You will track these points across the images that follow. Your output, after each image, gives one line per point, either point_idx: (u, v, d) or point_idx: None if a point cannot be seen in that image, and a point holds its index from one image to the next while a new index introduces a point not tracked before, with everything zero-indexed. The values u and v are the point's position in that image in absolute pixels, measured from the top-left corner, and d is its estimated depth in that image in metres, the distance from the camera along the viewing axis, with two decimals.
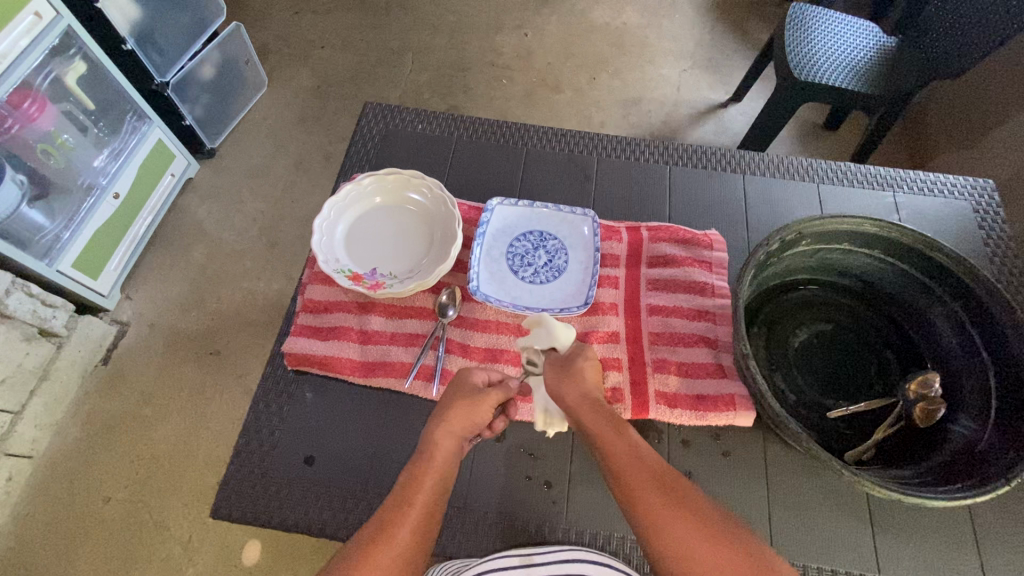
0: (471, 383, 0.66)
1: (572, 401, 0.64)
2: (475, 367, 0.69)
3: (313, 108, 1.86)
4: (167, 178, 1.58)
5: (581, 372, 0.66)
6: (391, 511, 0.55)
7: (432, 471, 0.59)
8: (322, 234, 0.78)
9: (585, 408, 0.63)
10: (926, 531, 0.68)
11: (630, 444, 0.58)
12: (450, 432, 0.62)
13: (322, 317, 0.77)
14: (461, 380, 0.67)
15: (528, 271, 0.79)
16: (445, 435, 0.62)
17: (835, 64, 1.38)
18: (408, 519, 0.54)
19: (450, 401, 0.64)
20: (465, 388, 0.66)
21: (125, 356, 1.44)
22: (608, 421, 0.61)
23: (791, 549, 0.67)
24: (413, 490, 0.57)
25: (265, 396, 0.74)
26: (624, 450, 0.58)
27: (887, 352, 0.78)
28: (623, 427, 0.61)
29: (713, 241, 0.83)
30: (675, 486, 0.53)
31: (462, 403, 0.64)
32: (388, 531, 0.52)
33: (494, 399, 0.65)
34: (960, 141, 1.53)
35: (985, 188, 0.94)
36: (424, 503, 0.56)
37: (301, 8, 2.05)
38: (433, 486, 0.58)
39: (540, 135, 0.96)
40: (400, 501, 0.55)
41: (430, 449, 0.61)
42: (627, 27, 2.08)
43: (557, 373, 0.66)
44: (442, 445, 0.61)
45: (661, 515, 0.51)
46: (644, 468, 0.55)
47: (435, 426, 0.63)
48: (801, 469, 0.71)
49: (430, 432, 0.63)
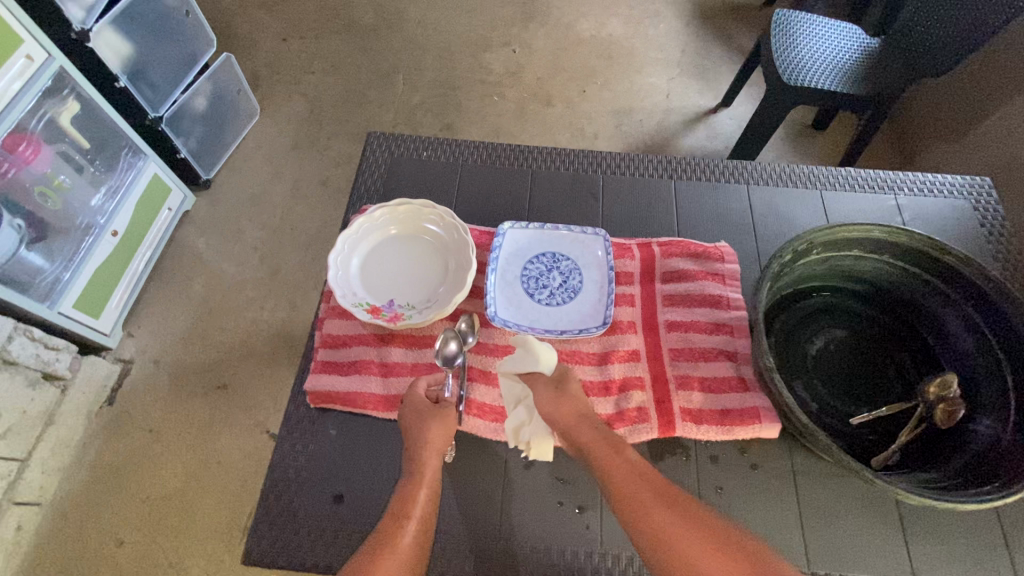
0: (427, 401, 0.69)
1: (566, 421, 0.66)
2: (415, 381, 0.70)
3: (307, 133, 1.87)
4: (164, 213, 1.59)
5: (574, 392, 0.68)
6: (388, 530, 0.57)
7: (424, 487, 0.62)
8: (338, 269, 0.77)
9: (583, 428, 0.65)
10: (955, 532, 0.68)
11: (627, 468, 0.60)
12: (434, 452, 0.65)
13: (341, 352, 0.76)
14: (421, 398, 0.69)
15: (544, 293, 0.79)
16: (429, 454, 0.65)
17: (820, 68, 1.42)
18: (409, 527, 0.58)
19: (425, 421, 0.67)
20: (430, 409, 0.68)
21: (131, 394, 1.43)
22: (603, 442, 0.64)
23: (827, 561, 0.67)
24: (407, 505, 0.60)
25: (288, 435, 0.72)
26: (624, 469, 0.60)
27: (904, 356, 0.79)
28: (618, 448, 0.63)
29: (724, 253, 0.83)
30: (672, 501, 0.56)
31: (438, 425, 0.67)
32: (387, 542, 0.56)
33: (448, 415, 0.68)
34: (948, 135, 1.57)
35: (982, 186, 0.96)
36: (422, 515, 0.60)
37: (288, 34, 2.06)
38: (426, 498, 0.61)
39: (544, 156, 0.97)
40: (399, 514, 0.59)
41: (417, 467, 0.64)
42: (613, 38, 2.11)
43: (551, 393, 0.68)
44: (430, 461, 0.64)
45: (640, 509, 0.56)
46: (639, 480, 0.58)
47: (416, 449, 0.65)
48: (829, 476, 0.71)
49: (416, 457, 0.65)
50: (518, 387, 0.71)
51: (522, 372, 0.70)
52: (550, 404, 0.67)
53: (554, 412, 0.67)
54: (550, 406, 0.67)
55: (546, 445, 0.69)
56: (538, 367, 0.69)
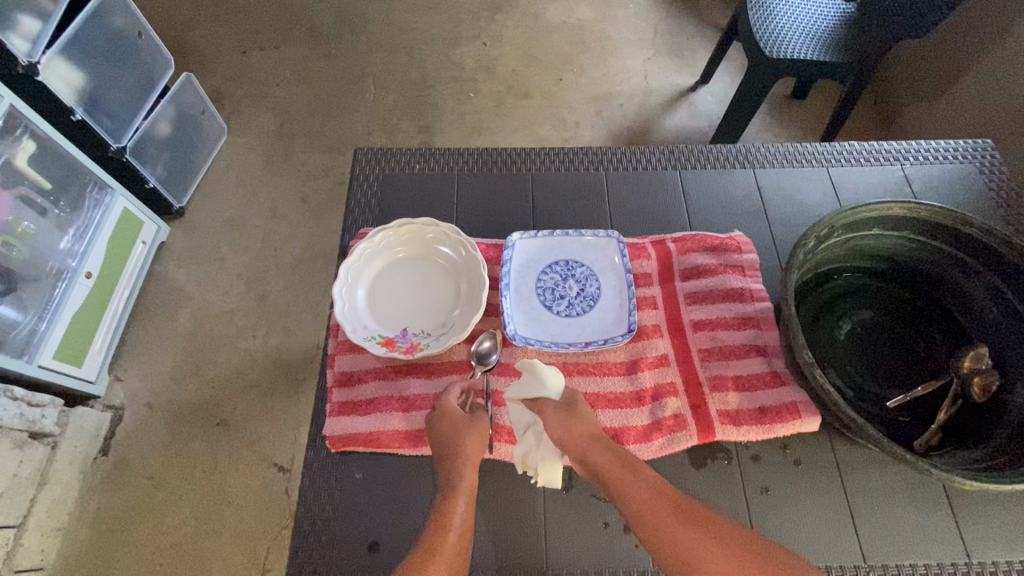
0: (456, 411, 0.66)
1: (582, 446, 0.62)
2: (449, 386, 0.68)
3: (280, 149, 1.79)
4: (139, 247, 1.51)
5: (585, 414, 0.65)
6: (424, 543, 0.52)
7: (462, 495, 0.58)
8: (344, 301, 0.73)
9: (599, 451, 0.61)
10: (1003, 507, 0.67)
11: (648, 482, 0.56)
12: (470, 463, 0.61)
13: (357, 389, 0.71)
14: (448, 409, 0.66)
15: (562, 304, 0.76)
16: (467, 466, 0.60)
17: (799, 37, 1.40)
18: (451, 534, 0.53)
19: (460, 433, 0.63)
20: (459, 420, 0.65)
21: (126, 441, 1.36)
22: (619, 460, 0.60)
23: (882, 552, 0.65)
24: (448, 512, 0.55)
25: (310, 484, 0.68)
26: (642, 485, 0.56)
27: (932, 332, 0.77)
28: (636, 467, 0.59)
29: (740, 243, 0.81)
30: (694, 509, 0.52)
31: (473, 435, 0.64)
32: (431, 549, 0.51)
33: (483, 426, 0.66)
34: (929, 95, 1.57)
35: (985, 148, 0.95)
36: (463, 525, 0.55)
37: (247, 46, 1.97)
38: (464, 510, 0.56)
39: (541, 158, 0.93)
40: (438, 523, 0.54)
41: (454, 481, 0.59)
42: (584, 22, 2.06)
43: (563, 419, 0.64)
44: (467, 476, 0.60)
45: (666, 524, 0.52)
46: (663, 496, 0.54)
47: (451, 460, 0.61)
48: (872, 464, 0.69)
49: (452, 470, 0.60)
50: (526, 415, 0.68)
51: (529, 398, 0.68)
52: (560, 426, 0.64)
53: (569, 436, 0.63)
54: (564, 432, 0.63)
55: (554, 473, 0.66)
56: (545, 390, 0.67)
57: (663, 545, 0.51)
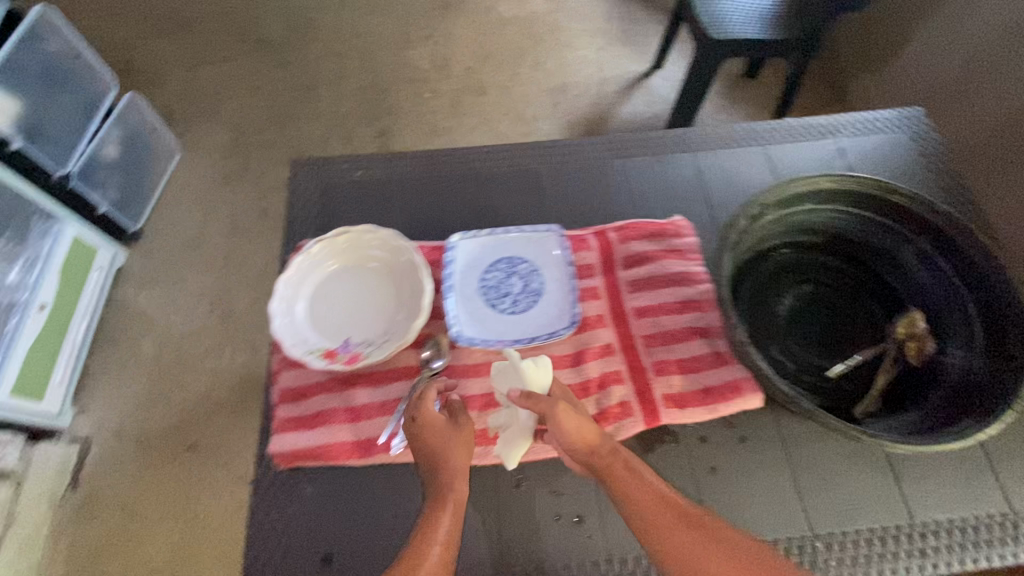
0: (440, 421, 0.62)
1: (583, 449, 0.58)
2: (429, 394, 0.64)
3: (236, 164, 1.76)
4: (94, 274, 1.48)
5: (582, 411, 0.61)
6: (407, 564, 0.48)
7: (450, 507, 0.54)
8: (284, 317, 0.72)
9: (599, 455, 0.58)
10: (940, 466, 0.70)
11: (652, 489, 0.54)
12: (459, 474, 0.57)
13: (303, 404, 0.70)
14: (431, 419, 0.62)
15: (506, 302, 0.76)
16: (456, 476, 0.57)
17: (742, 18, 1.41)
18: (434, 552, 0.49)
19: (448, 443, 0.60)
20: (445, 430, 0.61)
21: (95, 473, 1.34)
22: (621, 463, 0.57)
23: (827, 519, 0.67)
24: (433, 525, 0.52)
25: (260, 502, 0.67)
26: (648, 492, 0.54)
27: (870, 301, 0.79)
28: (638, 468, 0.57)
29: (679, 228, 0.82)
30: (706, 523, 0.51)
31: (459, 444, 0.60)
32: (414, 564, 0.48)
33: (467, 433, 0.62)
34: (873, 66, 1.59)
35: (915, 116, 0.97)
36: (448, 540, 0.51)
37: (195, 61, 1.93)
38: (451, 524, 0.52)
39: (483, 156, 0.93)
40: (423, 537, 0.51)
41: (442, 491, 0.55)
42: (536, 15, 2.06)
43: (562, 416, 0.59)
44: (456, 489, 0.56)
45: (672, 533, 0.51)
46: (671, 506, 0.53)
47: (441, 471, 0.57)
48: (815, 435, 0.71)
49: (442, 480, 0.57)
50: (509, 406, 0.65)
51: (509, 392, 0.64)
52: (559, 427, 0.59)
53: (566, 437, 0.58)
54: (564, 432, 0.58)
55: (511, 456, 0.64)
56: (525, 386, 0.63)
57: (667, 553, 0.50)
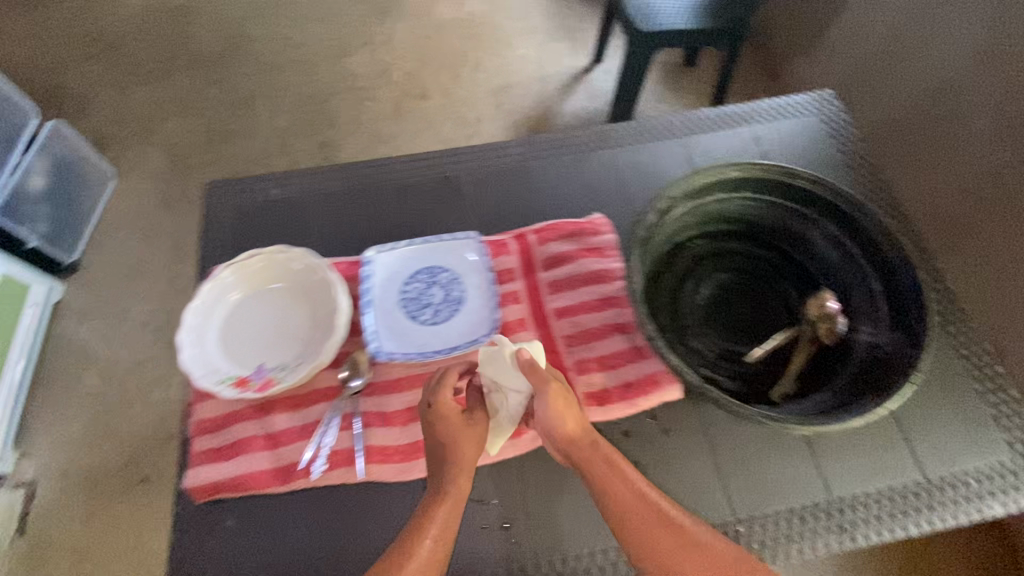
0: (454, 414, 0.63)
1: (571, 441, 0.60)
2: (446, 385, 0.64)
3: (174, 186, 1.71)
4: (29, 311, 1.43)
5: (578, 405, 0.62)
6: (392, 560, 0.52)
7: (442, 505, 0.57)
8: (195, 347, 0.71)
9: (586, 449, 0.60)
10: (855, 441, 0.72)
11: (628, 485, 0.57)
12: (463, 468, 0.60)
13: (221, 434, 0.69)
14: (443, 413, 0.62)
15: (426, 313, 0.76)
16: (457, 472, 0.60)
17: (668, 10, 1.43)
18: (426, 545, 0.54)
19: (456, 437, 0.62)
20: (453, 424, 0.62)
21: (41, 517, 1.29)
22: (603, 461, 0.59)
23: (749, 503, 0.68)
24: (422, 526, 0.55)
25: (183, 539, 0.66)
26: (627, 491, 0.57)
27: (785, 284, 0.81)
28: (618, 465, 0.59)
29: (598, 225, 0.82)
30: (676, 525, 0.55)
31: (466, 438, 0.62)
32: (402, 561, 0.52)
33: (479, 426, 0.63)
34: (801, 49, 1.63)
35: (826, 98, 1.00)
36: (441, 534, 0.55)
37: (125, 83, 1.87)
38: (445, 519, 0.56)
39: (404, 166, 0.92)
40: (417, 531, 0.55)
41: (441, 487, 0.58)
42: (475, 16, 2.05)
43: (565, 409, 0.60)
44: (456, 483, 0.59)
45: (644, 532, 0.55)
46: (648, 506, 0.56)
47: (445, 467, 0.60)
48: (736, 421, 0.72)
49: (445, 476, 0.60)
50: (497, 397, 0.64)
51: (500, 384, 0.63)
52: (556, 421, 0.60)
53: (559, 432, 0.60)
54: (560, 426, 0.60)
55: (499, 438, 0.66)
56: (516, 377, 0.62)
57: (638, 550, 0.54)
